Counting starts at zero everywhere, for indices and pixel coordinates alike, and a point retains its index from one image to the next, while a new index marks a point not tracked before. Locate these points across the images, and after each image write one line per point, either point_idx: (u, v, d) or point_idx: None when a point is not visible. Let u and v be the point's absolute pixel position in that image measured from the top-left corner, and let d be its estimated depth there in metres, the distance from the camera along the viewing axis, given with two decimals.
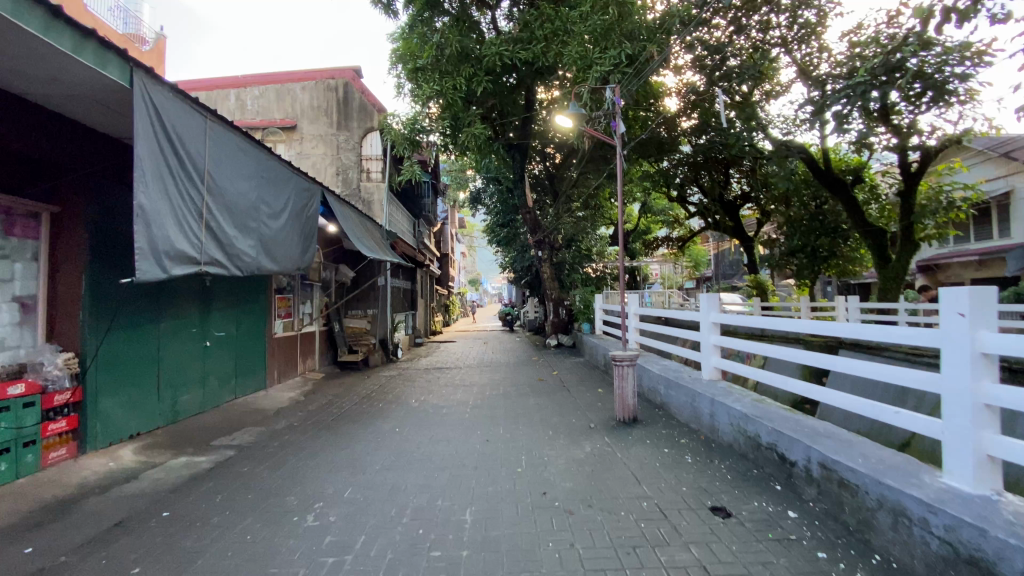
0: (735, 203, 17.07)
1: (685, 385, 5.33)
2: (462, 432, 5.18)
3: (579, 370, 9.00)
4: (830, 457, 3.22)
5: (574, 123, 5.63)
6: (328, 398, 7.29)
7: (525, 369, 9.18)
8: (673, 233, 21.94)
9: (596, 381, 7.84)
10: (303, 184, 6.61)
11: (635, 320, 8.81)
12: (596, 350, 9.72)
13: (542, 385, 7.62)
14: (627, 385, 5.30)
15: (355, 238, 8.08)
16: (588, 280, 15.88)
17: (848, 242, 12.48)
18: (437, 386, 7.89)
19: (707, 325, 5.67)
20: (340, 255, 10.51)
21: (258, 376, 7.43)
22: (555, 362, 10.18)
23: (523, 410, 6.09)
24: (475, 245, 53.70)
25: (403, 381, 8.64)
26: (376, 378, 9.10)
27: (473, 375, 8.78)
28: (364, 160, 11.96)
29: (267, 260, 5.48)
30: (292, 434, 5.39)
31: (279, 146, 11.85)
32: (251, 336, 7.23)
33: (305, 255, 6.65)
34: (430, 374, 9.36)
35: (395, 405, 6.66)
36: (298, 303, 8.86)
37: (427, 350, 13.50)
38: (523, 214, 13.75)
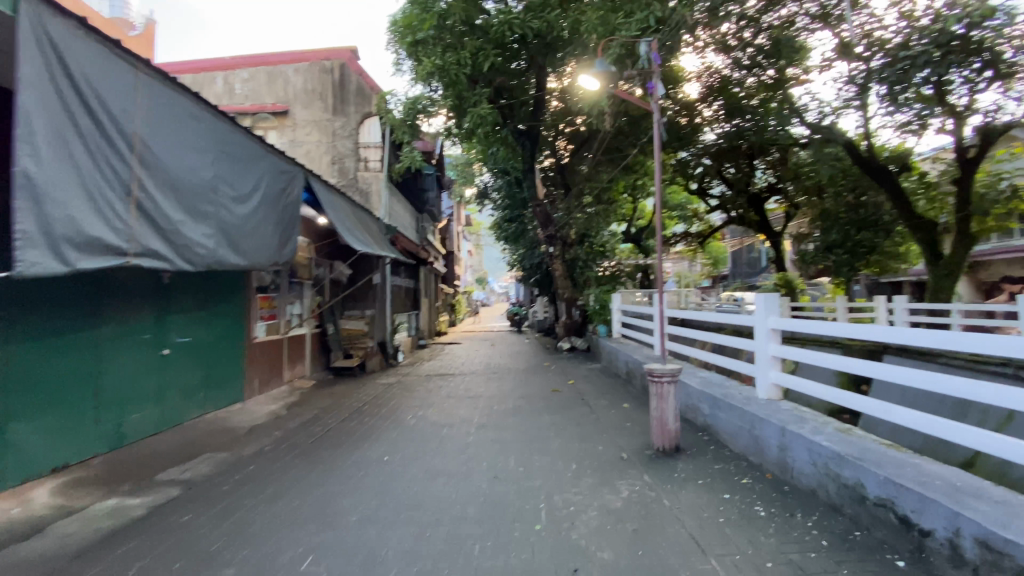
0: (761, 196, 15.87)
1: (740, 408, 4.33)
2: (464, 464, 4.20)
3: (598, 380, 7.98)
4: (995, 533, 2.19)
5: (602, 83, 4.59)
6: (313, 413, 6.34)
7: (537, 378, 8.17)
8: (691, 229, 20.80)
9: (620, 394, 6.83)
10: (281, 165, 5.68)
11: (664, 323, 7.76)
12: (616, 357, 8.69)
13: (559, 398, 6.64)
14: (667, 407, 4.30)
15: (347, 231, 6.99)
16: (603, 279, 14.81)
17: (893, 236, 11.32)
18: (438, 398, 6.91)
19: (765, 332, 4.65)
20: (333, 250, 9.59)
21: (234, 388, 6.50)
22: (570, 369, 9.16)
23: (538, 432, 5.09)
24: (483, 243, 52.80)
25: (400, 391, 7.66)
26: (371, 387, 8.14)
27: (479, 385, 7.79)
28: (362, 148, 10.95)
29: (231, 253, 4.54)
30: (261, 464, 4.46)
31: (270, 133, 10.93)
32: (226, 342, 6.30)
33: (284, 248, 5.71)
34: (431, 382, 8.37)
35: (388, 422, 5.70)
36: (284, 304, 7.90)
37: (431, 354, 12.53)
38: (533, 207, 12.73)
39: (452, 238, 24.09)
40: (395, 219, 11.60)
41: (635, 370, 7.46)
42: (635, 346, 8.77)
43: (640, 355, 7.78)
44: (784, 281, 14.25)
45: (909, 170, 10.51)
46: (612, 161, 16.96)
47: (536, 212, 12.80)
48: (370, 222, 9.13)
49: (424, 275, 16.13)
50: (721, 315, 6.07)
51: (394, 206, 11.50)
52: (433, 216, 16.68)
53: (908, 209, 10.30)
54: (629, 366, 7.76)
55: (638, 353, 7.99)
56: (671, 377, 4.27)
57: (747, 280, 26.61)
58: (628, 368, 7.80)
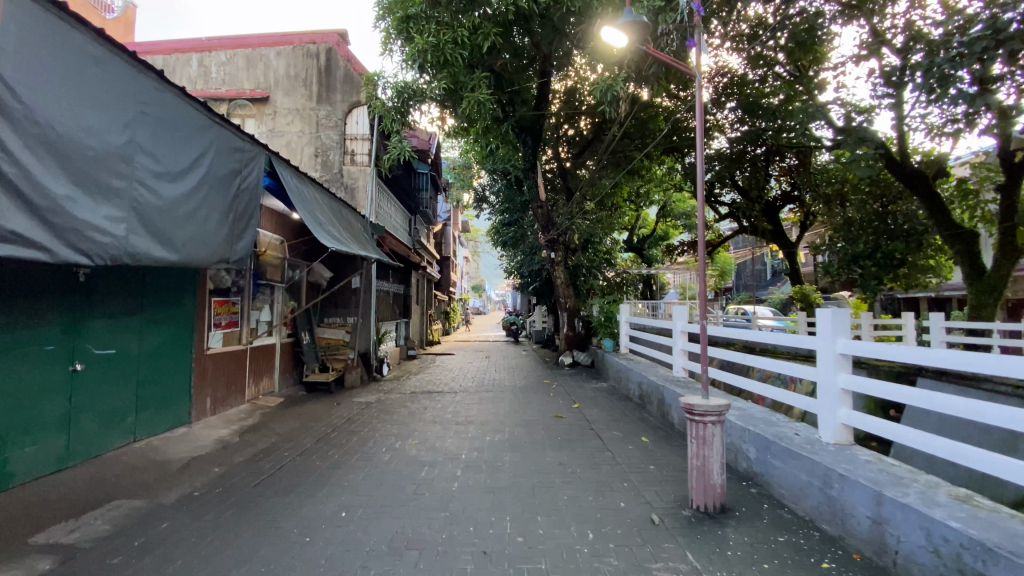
0: (775, 205, 14.90)
1: (806, 459, 3.35)
2: (444, 528, 3.17)
3: (607, 404, 6.96)
4: None
5: (631, 39, 3.67)
6: (270, 442, 5.30)
7: (537, 400, 7.14)
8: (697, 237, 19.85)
9: (635, 423, 5.81)
10: (235, 141, 4.72)
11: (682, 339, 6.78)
12: (626, 377, 7.69)
13: (564, 427, 5.62)
14: (711, 455, 3.32)
15: (316, 223, 5.90)
16: (606, 289, 13.84)
17: (926, 248, 10.37)
18: (420, 424, 5.88)
19: (830, 358, 3.69)
20: (310, 251, 8.64)
21: (178, 409, 5.47)
22: (573, 388, 8.15)
23: (541, 477, 4.08)
24: (480, 250, 51.85)
25: (378, 414, 6.62)
26: (346, 407, 7.09)
27: (470, 407, 6.76)
28: (348, 140, 9.94)
29: (149, 241, 3.54)
30: (182, 521, 3.42)
31: (248, 121, 9.95)
32: (168, 355, 5.29)
33: (237, 242, 4.71)
34: (415, 402, 7.34)
35: (358, 458, 4.67)
36: (249, 310, 6.89)
37: (420, 366, 11.48)
38: (534, 209, 11.75)
39: (447, 244, 23.08)
40: (385, 218, 10.62)
41: (651, 394, 6.45)
42: (648, 364, 7.77)
43: (654, 375, 6.77)
44: (800, 295, 13.29)
45: (946, 177, 9.62)
46: (617, 165, 16.06)
47: (537, 214, 11.70)
48: (356, 220, 8.19)
49: (416, 280, 15.10)
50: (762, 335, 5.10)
51: (383, 204, 10.53)
52: (427, 219, 15.72)
53: (946, 217, 9.38)
54: (644, 389, 6.75)
55: (654, 372, 6.98)
56: (716, 416, 3.31)
57: (751, 294, 25.70)
58: (643, 392, 6.80)
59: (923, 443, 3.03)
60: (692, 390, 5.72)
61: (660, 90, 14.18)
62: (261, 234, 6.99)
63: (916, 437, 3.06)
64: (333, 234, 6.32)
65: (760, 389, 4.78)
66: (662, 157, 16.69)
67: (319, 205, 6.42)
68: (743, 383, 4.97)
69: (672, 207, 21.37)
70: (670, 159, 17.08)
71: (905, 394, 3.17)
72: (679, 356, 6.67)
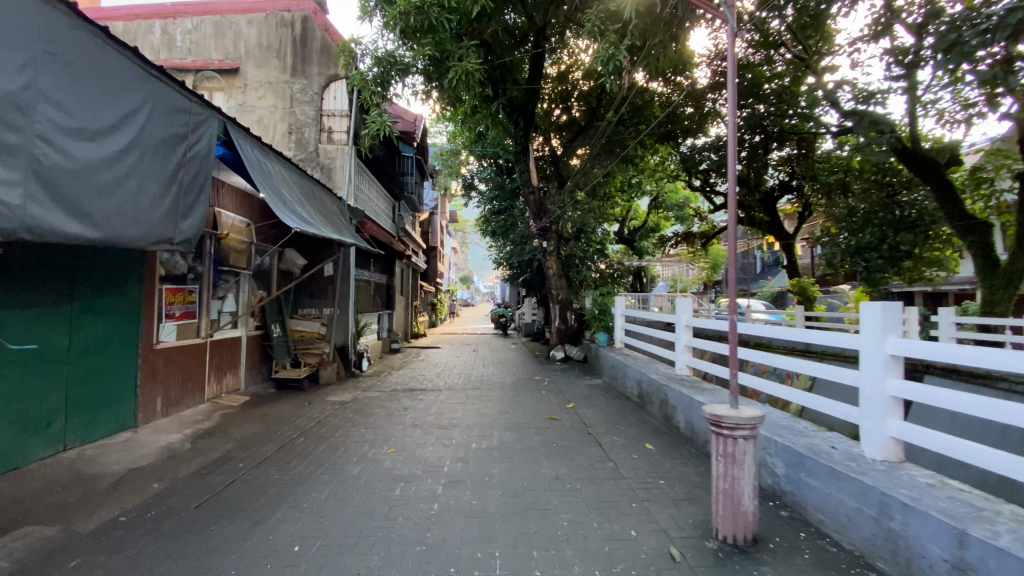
0: (772, 195, 14.23)
1: (857, 481, 2.79)
2: (419, 568, 2.57)
3: (604, 404, 6.39)
4: None
5: None
6: (225, 449, 4.65)
7: (528, 400, 6.55)
8: (690, 228, 19.33)
9: (637, 428, 5.24)
10: (177, 100, 4.01)
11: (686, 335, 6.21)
12: (623, 374, 7.13)
13: (559, 432, 5.03)
14: (742, 477, 2.77)
15: (283, 203, 5.24)
16: (599, 280, 13.28)
17: (933, 239, 9.95)
18: (398, 428, 5.25)
19: (877, 361, 3.18)
20: (280, 236, 7.95)
21: (121, 411, 4.79)
22: (566, 386, 7.58)
23: (535, 496, 3.49)
24: (467, 241, 50.96)
25: (353, 414, 5.99)
26: (319, 406, 6.44)
27: (454, 407, 6.15)
28: (325, 116, 9.18)
29: (59, 214, 2.88)
30: (97, 558, 2.76)
31: (216, 94, 9.14)
32: (108, 350, 4.60)
33: (182, 219, 4.02)
34: (395, 401, 6.70)
35: (324, 471, 4.04)
36: (210, 299, 6.20)
37: (402, 360, 10.84)
38: (525, 195, 11.09)
39: (434, 233, 22.31)
40: (365, 202, 9.91)
41: (653, 393, 5.89)
42: (647, 360, 7.21)
43: (655, 373, 6.19)
44: (798, 288, 12.83)
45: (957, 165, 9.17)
46: (610, 153, 15.46)
47: (529, 199, 10.96)
48: (331, 203, 7.49)
49: (400, 270, 14.39)
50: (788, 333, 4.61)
51: (363, 187, 9.82)
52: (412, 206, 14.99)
53: (958, 207, 8.94)
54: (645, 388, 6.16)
55: (655, 369, 6.41)
56: (749, 432, 2.75)
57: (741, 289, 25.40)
58: (643, 392, 6.22)
59: (993, 463, 2.53)
60: (698, 391, 5.17)
61: (656, 74, 13.58)
62: (222, 215, 6.31)
63: (984, 455, 2.57)
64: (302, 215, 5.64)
65: (782, 394, 4.26)
66: (657, 144, 16.09)
67: (285, 182, 5.73)
68: (763, 385, 4.46)
69: (664, 198, 20.86)
70: (664, 148, 16.53)
71: (965, 402, 2.68)
72: (682, 352, 6.10)
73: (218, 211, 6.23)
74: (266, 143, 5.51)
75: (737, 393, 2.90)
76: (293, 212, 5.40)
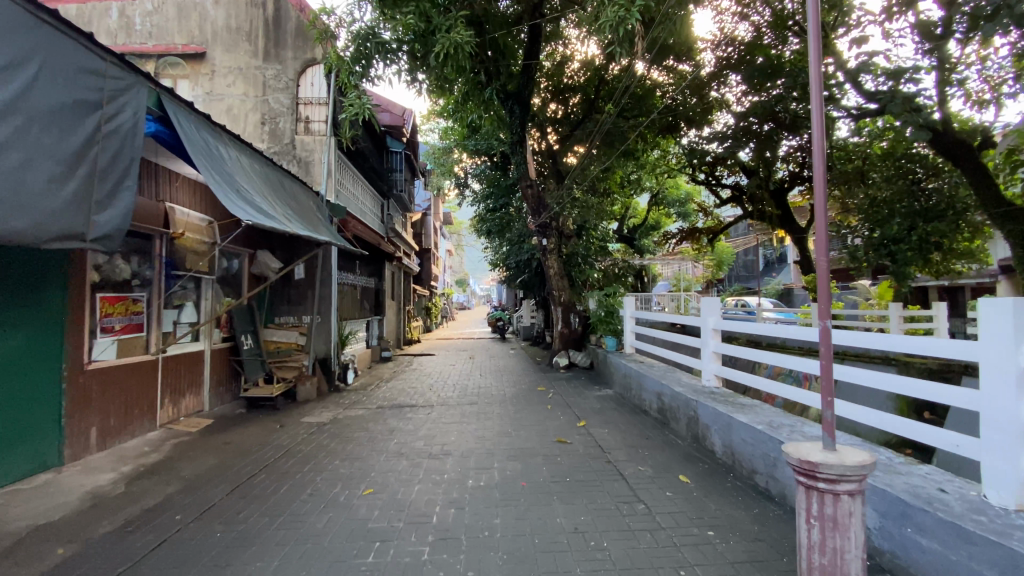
0: (782, 188, 13.40)
1: (1001, 549, 1.97)
2: None
3: (621, 420, 5.56)
4: None
5: None
6: (165, 494, 3.81)
7: (531, 417, 5.72)
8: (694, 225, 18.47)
9: (665, 453, 4.40)
10: (82, 60, 3.34)
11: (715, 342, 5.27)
12: (639, 384, 6.30)
13: (571, 461, 4.20)
14: (848, 548, 1.95)
15: (237, 190, 4.42)
16: (603, 280, 12.43)
17: (964, 228, 9.16)
18: (379, 458, 4.40)
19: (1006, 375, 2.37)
20: (250, 236, 7.11)
21: (39, 449, 3.95)
22: (573, 399, 6.74)
23: (547, 561, 2.66)
24: (462, 243, 50.27)
25: (329, 439, 5.13)
26: (290, 430, 5.57)
27: (448, 429, 5.29)
28: (301, 105, 8.29)
29: None
30: None
31: (180, 83, 8.31)
32: (17, 375, 3.77)
33: (97, 209, 3.20)
34: (379, 421, 5.83)
35: (279, 525, 3.19)
36: (159, 308, 5.35)
37: (392, 371, 9.98)
38: (523, 189, 10.09)
39: (427, 234, 21.46)
40: (349, 200, 9.04)
41: (678, 408, 5.06)
42: (666, 369, 6.36)
43: (679, 384, 5.35)
44: (815, 285, 11.88)
45: (992, 146, 8.39)
46: (609, 147, 14.69)
47: (526, 194, 10.07)
48: (304, 196, 6.65)
49: (390, 272, 13.51)
50: (841, 337, 3.82)
51: (347, 183, 8.95)
52: (402, 206, 14.13)
53: (993, 193, 8.16)
54: (668, 402, 5.32)
55: (678, 380, 5.56)
56: (857, 486, 1.94)
57: (746, 287, 24.64)
58: (665, 407, 5.38)
59: None
60: (735, 406, 4.36)
61: (657, 61, 12.80)
62: (175, 211, 5.43)
63: None
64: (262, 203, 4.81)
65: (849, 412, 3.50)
66: (658, 137, 15.31)
67: (240, 167, 4.91)
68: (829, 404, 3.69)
69: (665, 194, 20.10)
70: (666, 140, 15.76)
71: None
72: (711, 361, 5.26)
73: (169, 206, 5.36)
74: (214, 120, 4.71)
75: (834, 429, 2.08)
76: (249, 200, 4.57)
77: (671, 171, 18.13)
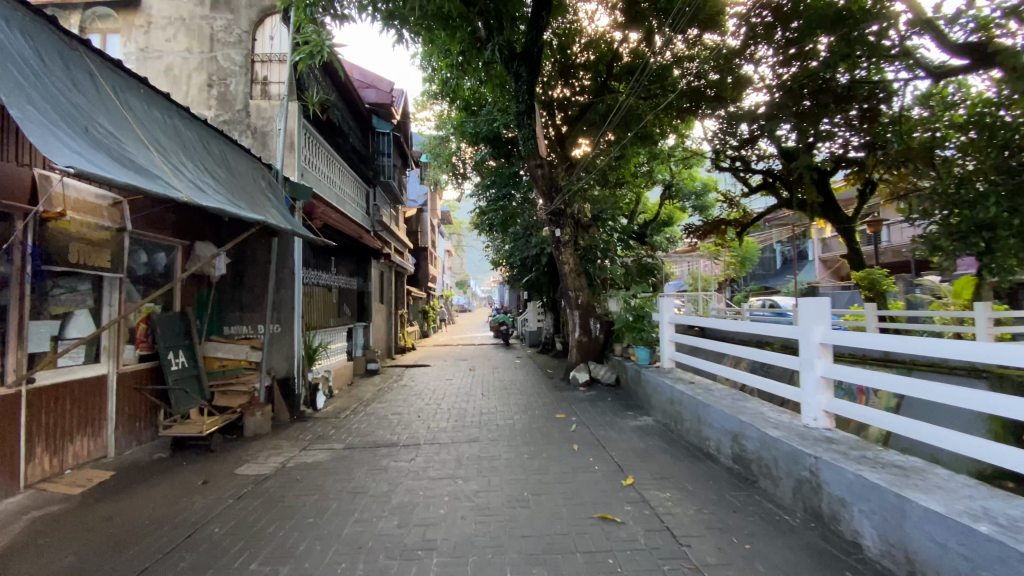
0: (825, 172, 11.73)
1: None
2: None
3: (682, 475, 3.89)
4: None
5: None
6: None
7: (555, 468, 4.07)
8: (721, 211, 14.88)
9: (778, 548, 2.75)
10: None
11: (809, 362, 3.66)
12: (695, 416, 4.65)
13: (634, 571, 2.55)
14: None
15: (85, 131, 2.68)
16: (623, 278, 10.76)
17: None
18: (322, 561, 2.75)
19: None
20: (182, 224, 5.53)
21: None
22: (606, 433, 5.07)
23: None
24: (459, 244, 48.62)
25: (262, 512, 3.49)
26: (213, 492, 3.93)
27: (436, 494, 3.63)
28: (257, 63, 6.65)
29: None
30: None
31: (108, 38, 6.66)
32: None
33: None
34: (342, 475, 4.17)
35: None
36: (24, 321, 3.77)
37: (375, 388, 8.31)
38: (532, 168, 8.42)
39: (423, 232, 19.83)
40: (321, 183, 7.44)
41: (775, 462, 3.43)
42: (727, 394, 4.73)
43: (764, 421, 3.74)
44: (867, 282, 10.16)
45: None
46: (624, 130, 13.10)
47: (534, 175, 8.41)
48: (243, 164, 4.91)
49: (378, 272, 11.87)
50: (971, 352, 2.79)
51: (318, 162, 7.31)
52: (392, 197, 12.51)
53: None
54: (754, 450, 3.69)
55: (760, 414, 3.94)
56: None
57: (764, 286, 22.98)
58: (748, 456, 3.75)
59: None
60: (890, 469, 2.84)
61: (681, 29, 11.20)
62: (53, 180, 3.87)
63: None
64: (142, 151, 3.06)
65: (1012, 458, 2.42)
66: (676, 119, 13.67)
67: (110, 100, 3.19)
68: (969, 447, 2.63)
69: (679, 186, 18.43)
70: (686, 123, 14.13)
71: None
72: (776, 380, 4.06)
73: (42, 172, 3.79)
74: (51, 19, 3.00)
75: None
76: (111, 142, 2.84)
77: (689, 159, 16.50)
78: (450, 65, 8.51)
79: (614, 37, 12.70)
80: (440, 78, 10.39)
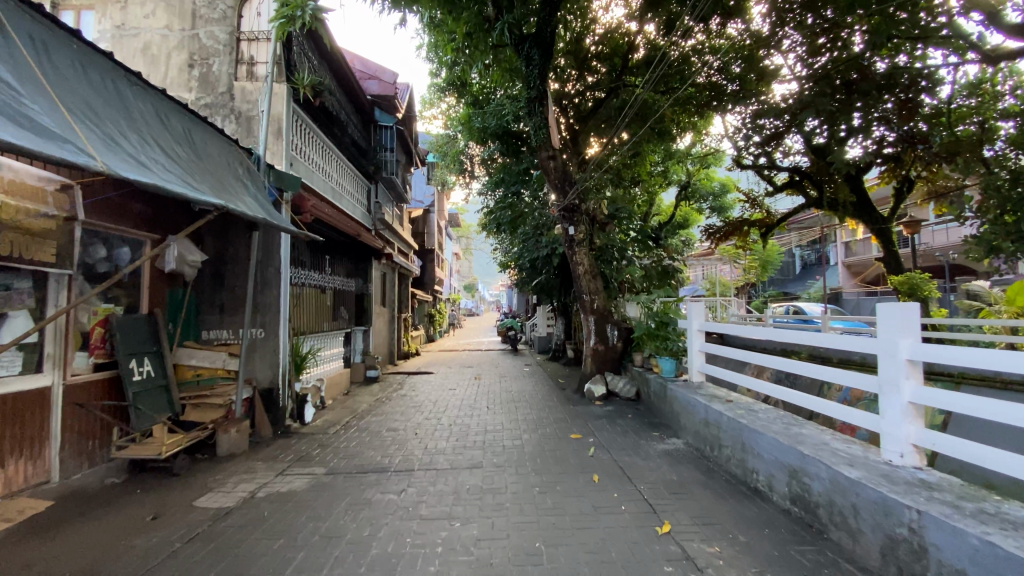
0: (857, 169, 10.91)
1: None
2: None
3: (731, 521, 3.16)
4: None
5: None
6: None
7: (572, 507, 3.35)
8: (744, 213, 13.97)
9: None
10: None
11: (889, 388, 2.96)
12: (740, 442, 3.93)
13: None
14: None
15: None
16: (641, 281, 10.03)
17: None
18: None
19: None
20: (152, 215, 4.92)
21: None
22: (631, 459, 4.35)
23: None
24: (467, 247, 47.96)
25: (209, 563, 2.81)
26: (161, 531, 3.27)
27: (426, 543, 2.93)
28: (243, 40, 6.02)
29: None
30: None
31: (83, 15, 6.10)
32: None
33: None
34: (317, 511, 3.49)
35: None
36: None
37: (371, 399, 7.63)
38: (544, 160, 7.76)
39: (429, 234, 19.20)
40: (314, 174, 6.83)
41: (856, 512, 2.71)
42: (777, 416, 4.01)
43: (835, 457, 3.02)
44: (907, 286, 9.35)
45: None
46: (639, 126, 12.38)
47: (546, 166, 7.74)
48: (214, 145, 4.31)
49: (380, 274, 11.26)
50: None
51: (310, 152, 6.70)
52: (395, 195, 11.89)
53: None
54: (823, 492, 2.97)
55: (830, 448, 3.22)
56: None
57: (783, 292, 22.05)
58: (816, 500, 3.03)
59: None
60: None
61: (702, 20, 10.51)
62: None
63: None
64: (53, 110, 2.46)
65: None
66: (695, 115, 12.92)
67: (15, 47, 2.57)
68: None
69: (696, 186, 17.65)
70: (704, 119, 13.39)
71: None
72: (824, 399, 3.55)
73: None
74: None
75: None
76: (3, 96, 2.24)
77: (707, 158, 15.73)
78: (456, 49, 7.88)
79: (629, 28, 12.03)
80: (447, 68, 9.78)
